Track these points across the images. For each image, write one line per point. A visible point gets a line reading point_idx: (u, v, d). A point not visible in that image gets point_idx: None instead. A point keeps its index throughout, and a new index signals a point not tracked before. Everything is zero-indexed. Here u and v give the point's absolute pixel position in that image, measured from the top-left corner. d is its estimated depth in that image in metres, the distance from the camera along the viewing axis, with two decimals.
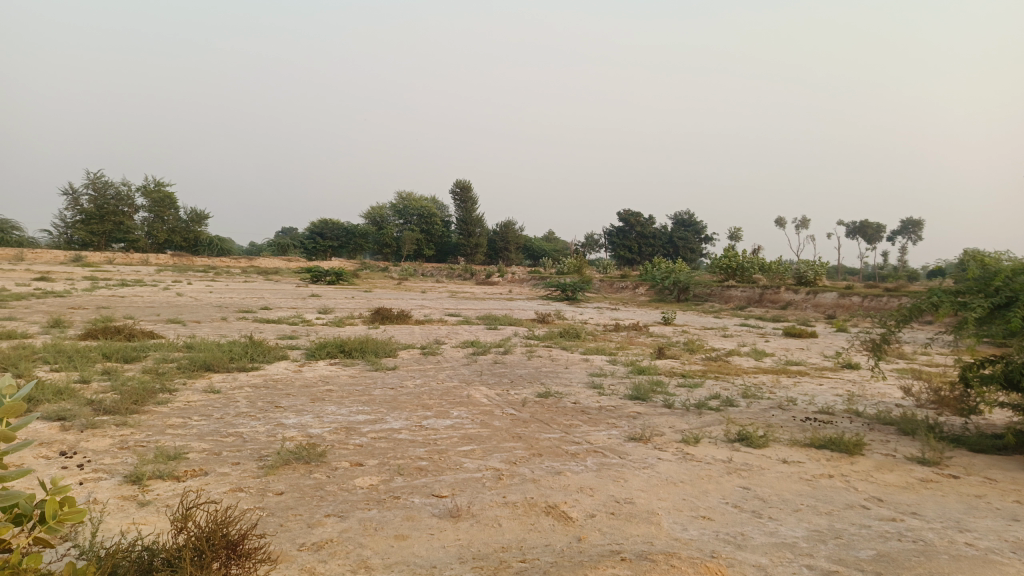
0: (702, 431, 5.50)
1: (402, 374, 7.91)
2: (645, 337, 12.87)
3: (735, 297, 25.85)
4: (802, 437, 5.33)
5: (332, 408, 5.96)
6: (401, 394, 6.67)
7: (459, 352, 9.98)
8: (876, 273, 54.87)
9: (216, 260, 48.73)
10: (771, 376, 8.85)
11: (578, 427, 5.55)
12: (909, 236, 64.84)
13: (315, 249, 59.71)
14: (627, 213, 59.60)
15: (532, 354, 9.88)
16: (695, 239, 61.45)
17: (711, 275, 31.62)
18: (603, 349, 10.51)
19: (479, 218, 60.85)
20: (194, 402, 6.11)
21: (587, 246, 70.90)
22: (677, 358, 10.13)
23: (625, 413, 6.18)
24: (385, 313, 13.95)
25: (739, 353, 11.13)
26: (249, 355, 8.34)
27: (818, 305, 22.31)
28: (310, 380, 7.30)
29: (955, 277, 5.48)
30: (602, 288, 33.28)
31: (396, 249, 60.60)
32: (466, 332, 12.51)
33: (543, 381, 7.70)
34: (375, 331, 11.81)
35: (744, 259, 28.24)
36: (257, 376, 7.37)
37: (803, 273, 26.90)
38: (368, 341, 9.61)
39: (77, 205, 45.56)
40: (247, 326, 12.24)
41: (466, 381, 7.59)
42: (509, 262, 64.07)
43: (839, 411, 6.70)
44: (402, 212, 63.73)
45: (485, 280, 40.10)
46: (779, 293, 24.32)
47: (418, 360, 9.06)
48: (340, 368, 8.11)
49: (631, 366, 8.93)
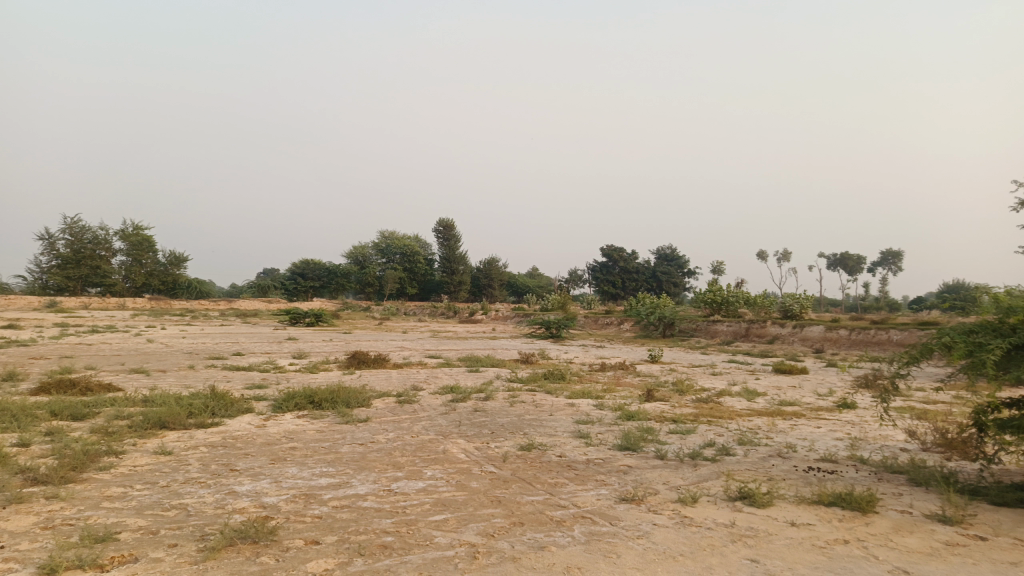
0: (699, 487, 5.01)
1: (375, 426, 7.36)
2: (632, 377, 12.41)
3: (721, 332, 25.54)
4: (809, 493, 4.86)
5: (293, 471, 5.42)
6: (372, 451, 6.14)
7: (437, 399, 9.47)
8: (858, 304, 55.04)
9: (194, 303, 47.89)
10: (767, 419, 8.39)
11: (562, 486, 5.05)
12: (889, 267, 65.42)
13: (296, 290, 59.06)
14: (610, 248, 59.68)
15: (515, 399, 9.38)
16: (679, 273, 61.58)
17: (696, 309, 31.42)
18: (589, 392, 10.01)
19: (462, 255, 60.58)
20: (140, 467, 5.53)
21: (570, 282, 70.72)
22: (667, 399, 9.67)
23: (615, 467, 5.70)
24: (362, 358, 13.39)
25: (730, 393, 10.70)
26: (210, 410, 7.76)
27: (805, 339, 22.01)
28: (273, 436, 6.75)
29: (966, 313, 5.11)
30: (587, 324, 32.90)
31: (378, 288, 60.06)
32: (446, 376, 11.99)
33: (526, 431, 7.19)
34: (350, 378, 11.25)
35: (729, 294, 28.00)
36: (216, 434, 6.81)
37: (788, 306, 26.69)
38: (340, 390, 9.06)
39: (53, 250, 44.77)
40: (216, 375, 11.63)
41: (443, 433, 7.06)
42: (493, 299, 63.63)
43: (843, 458, 6.25)
44: (384, 250, 63.32)
45: (468, 318, 39.64)
46: (765, 327, 24.06)
47: (394, 410, 8.51)
48: (308, 422, 7.54)
49: (619, 411, 8.45)
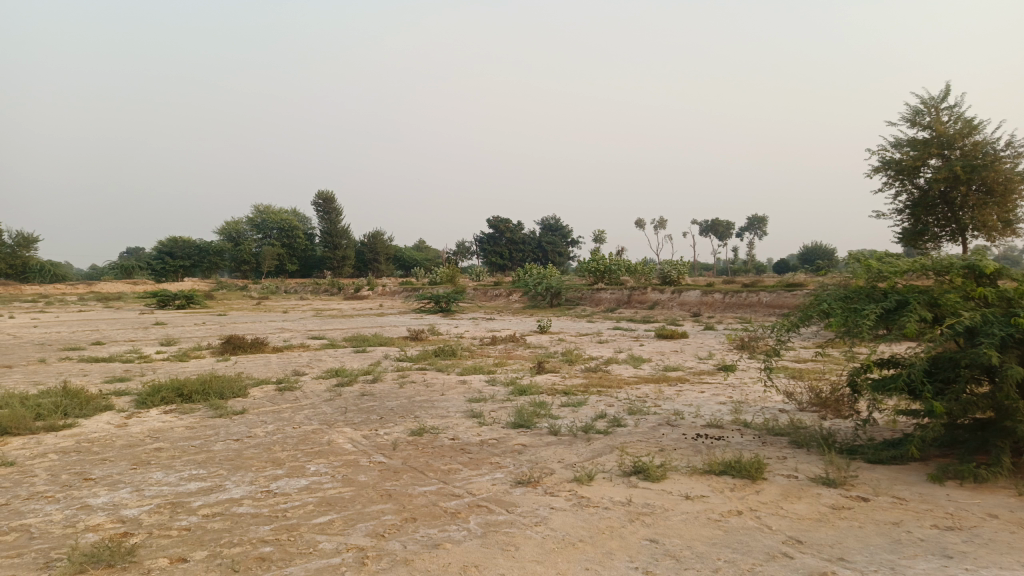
0: (594, 464, 4.94)
1: (252, 419, 6.87)
2: (522, 349, 12.37)
3: (605, 299, 26.13)
4: (701, 462, 4.90)
5: (159, 477, 4.90)
6: (249, 448, 5.68)
7: (321, 384, 9.00)
8: (729, 268, 58.10)
9: (49, 288, 44.00)
10: (653, 386, 8.53)
11: (455, 473, 4.83)
12: (755, 232, 69.43)
13: (165, 270, 55.46)
14: (496, 219, 59.81)
15: (403, 379, 9.08)
16: (563, 243, 62.68)
17: (581, 278, 32.02)
18: (480, 368, 9.85)
19: (345, 229, 58.85)
20: None
21: (456, 254, 70.44)
22: (558, 371, 9.66)
23: (509, 446, 5.55)
24: (238, 343, 12.61)
25: (617, 361, 10.85)
26: (62, 410, 6.97)
27: (683, 304, 22.88)
28: (136, 437, 6.13)
29: (840, 280, 5.30)
30: (475, 296, 32.83)
31: (255, 266, 57.39)
32: (330, 358, 11.48)
33: (416, 414, 6.93)
34: (225, 366, 10.53)
35: (611, 262, 28.65)
36: (68, 438, 6.09)
37: (667, 273, 27.65)
38: (212, 380, 8.42)
39: None
40: (70, 369, 10.56)
41: (328, 422, 6.68)
42: (378, 273, 62.37)
43: (728, 423, 6.41)
44: (260, 226, 60.55)
45: (354, 294, 38.64)
46: (646, 293, 24.81)
47: (273, 398, 8.00)
48: (177, 418, 6.92)
49: (510, 386, 8.32)
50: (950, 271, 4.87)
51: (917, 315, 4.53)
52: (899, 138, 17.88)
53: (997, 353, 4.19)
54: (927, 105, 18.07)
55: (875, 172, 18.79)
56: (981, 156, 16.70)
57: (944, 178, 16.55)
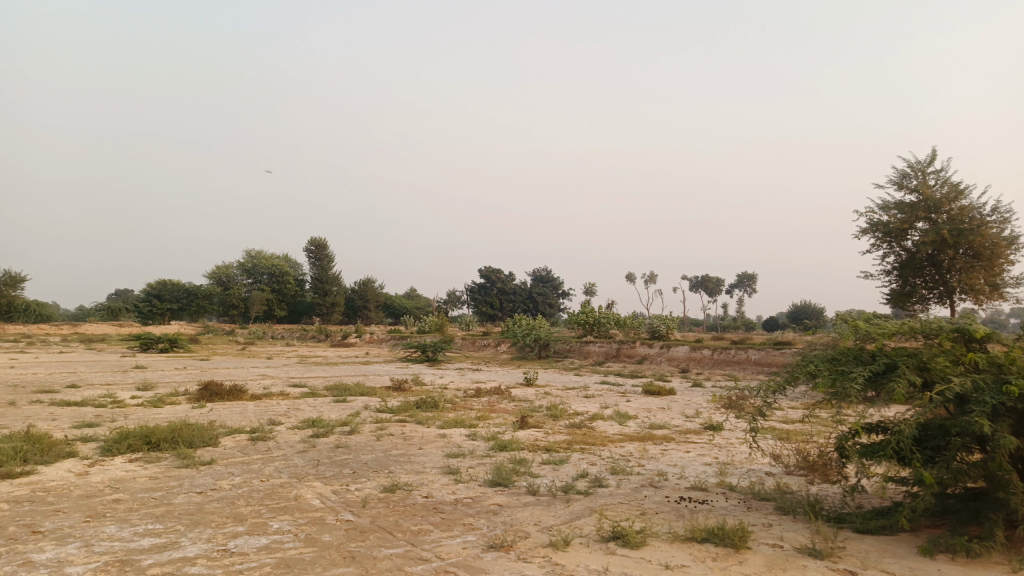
0: (571, 528, 4.72)
1: (219, 471, 6.60)
2: (506, 402, 12.13)
3: (593, 353, 25.93)
4: (682, 528, 4.69)
5: (112, 531, 4.64)
6: (211, 502, 5.43)
7: (296, 434, 8.73)
8: (719, 324, 58.18)
9: (32, 328, 43.46)
10: (637, 445, 8.32)
11: (425, 534, 4.60)
12: (745, 289, 69.76)
13: (151, 312, 54.97)
14: (487, 270, 59.86)
15: (381, 432, 8.82)
16: (553, 295, 62.72)
17: (569, 330, 31.87)
18: (461, 421, 9.60)
19: (335, 276, 58.73)
20: None
21: (446, 303, 70.29)
22: (540, 426, 9.43)
23: (484, 506, 5.33)
24: (216, 389, 12.32)
25: (603, 417, 10.64)
26: (21, 456, 6.69)
27: (672, 359, 22.71)
28: (95, 487, 5.85)
29: (828, 341, 5.18)
30: (463, 346, 32.58)
31: (243, 310, 56.98)
32: (309, 407, 11.21)
33: (391, 468, 6.69)
34: (200, 413, 10.24)
35: (601, 315, 28.55)
36: (23, 486, 5.82)
37: (656, 327, 27.55)
38: (183, 428, 8.16)
39: None
40: (39, 412, 10.24)
41: (298, 475, 6.42)
42: (367, 321, 62.04)
43: (712, 486, 6.21)
44: (250, 271, 60.36)
45: (341, 342, 38.30)
46: (635, 347, 24.66)
47: (245, 448, 7.73)
48: (141, 468, 6.66)
49: (491, 441, 8.09)
50: (939, 334, 4.77)
51: (907, 379, 4.40)
52: (886, 201, 18.05)
53: (989, 423, 4.06)
54: (913, 169, 18.31)
55: (863, 233, 18.92)
56: (967, 220, 16.85)
57: (931, 241, 16.65)
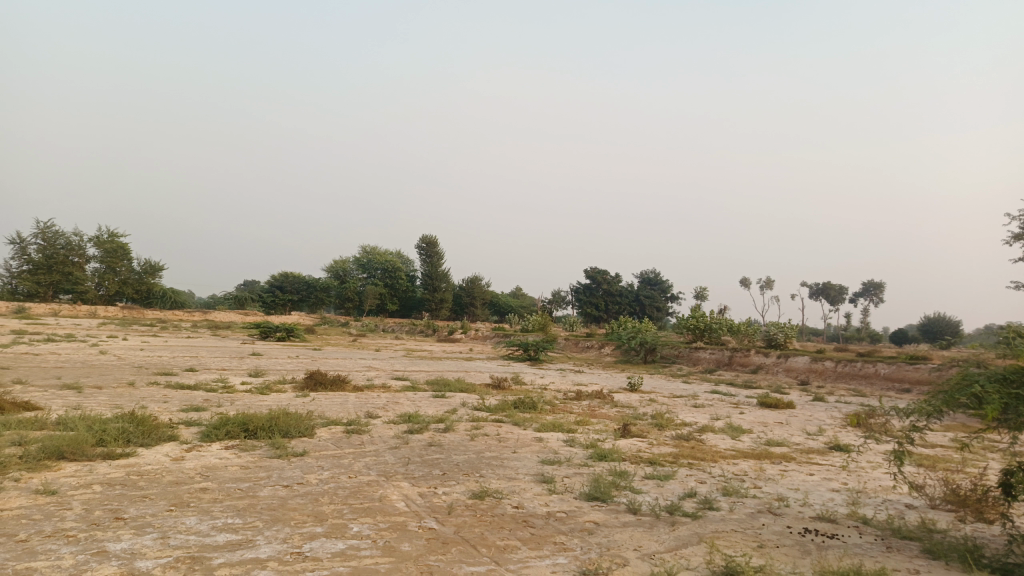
0: (676, 558, 4.15)
1: (309, 463, 6.45)
2: (609, 408, 11.54)
3: (703, 359, 24.74)
4: (810, 569, 4.01)
5: (192, 522, 4.49)
6: (295, 497, 5.22)
7: (391, 429, 8.54)
8: (841, 334, 54.79)
9: (168, 313, 46.69)
10: (753, 463, 7.56)
11: (511, 551, 4.16)
12: (871, 298, 65.25)
13: (273, 303, 57.88)
14: (595, 270, 58.96)
15: (477, 431, 8.48)
16: (662, 298, 61.09)
17: (679, 335, 30.71)
18: (560, 425, 9.11)
19: (445, 273, 59.70)
20: (11, 509, 4.56)
21: (552, 303, 69.86)
22: (645, 436, 8.80)
23: (579, 523, 4.83)
24: (319, 379, 12.43)
25: (713, 429, 9.87)
26: (125, 437, 6.81)
27: (790, 370, 21.26)
28: (187, 474, 5.81)
29: (994, 356, 4.34)
30: (567, 346, 32.10)
31: (357, 304, 58.92)
32: (407, 401, 11.06)
33: (482, 472, 6.31)
34: (301, 402, 10.30)
35: (712, 320, 27.23)
36: (121, 468, 5.85)
37: (773, 335, 25.98)
38: (280, 417, 8.14)
39: (25, 254, 43.73)
40: (154, 394, 10.62)
41: (386, 474, 6.15)
42: (474, 318, 62.65)
43: (842, 517, 5.44)
44: (365, 266, 62.36)
45: (447, 337, 38.76)
46: (749, 355, 23.33)
47: (338, 441, 7.58)
48: (235, 456, 6.61)
49: (590, 449, 7.56)
50: None
51: None
52: None
53: None
54: None
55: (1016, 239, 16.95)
56: None
57: None
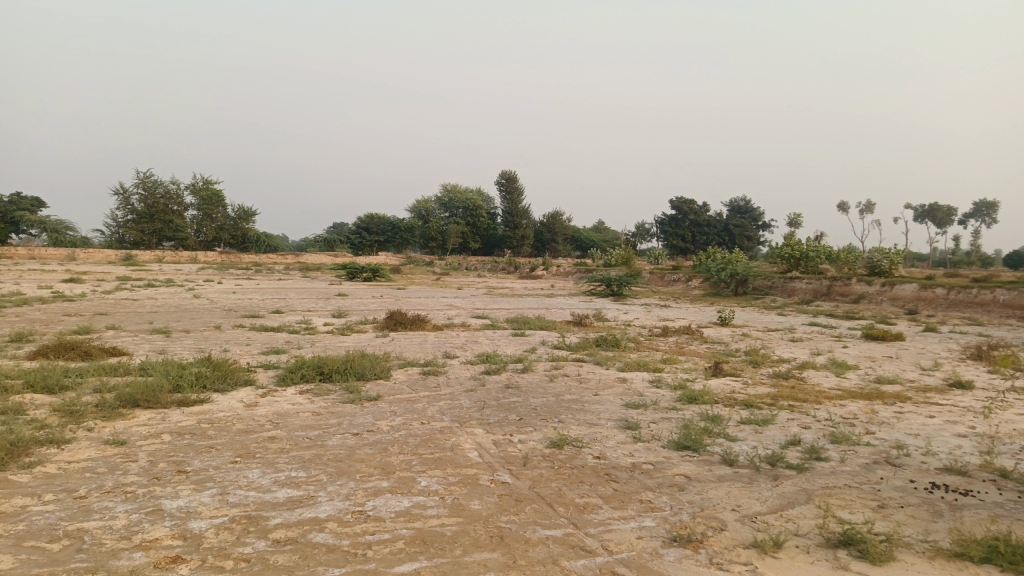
0: (782, 522, 3.61)
1: (381, 408, 6.19)
2: (697, 344, 10.90)
3: (799, 290, 23.41)
4: (945, 537, 3.39)
5: (254, 476, 4.27)
6: (363, 447, 4.95)
7: (468, 370, 8.23)
8: (950, 259, 51.09)
9: (262, 257, 48.27)
10: (862, 404, 6.83)
11: (592, 512, 3.73)
12: (984, 219, 60.51)
13: (361, 244, 59.04)
14: (680, 200, 56.82)
15: (556, 372, 8.07)
16: (753, 227, 58.52)
17: (772, 264, 29.20)
18: (645, 364, 8.58)
19: (525, 209, 59.09)
20: (77, 462, 4.45)
21: (636, 235, 68.25)
22: (738, 374, 8.16)
23: (668, 477, 4.34)
24: (399, 319, 12.28)
25: (814, 366, 9.10)
26: (201, 383, 6.77)
27: (895, 299, 19.80)
28: (256, 421, 5.65)
29: None
30: (652, 280, 31.15)
31: (441, 242, 59.27)
32: (487, 340, 10.76)
33: (561, 417, 5.89)
34: (379, 343, 10.15)
35: (809, 248, 25.63)
36: (194, 416, 5.77)
37: (877, 262, 24.22)
38: (356, 359, 7.96)
39: (128, 204, 45.89)
40: (238, 337, 10.72)
41: (460, 420, 5.81)
42: (557, 253, 61.91)
43: (975, 468, 4.73)
44: (446, 204, 62.42)
45: (530, 273, 38.43)
46: (850, 285, 21.86)
47: (413, 384, 7.33)
48: (308, 401, 6.45)
49: (679, 390, 7.02)
50: None
51: None
52: None
53: None
54: None
55: None
56: None
57: None
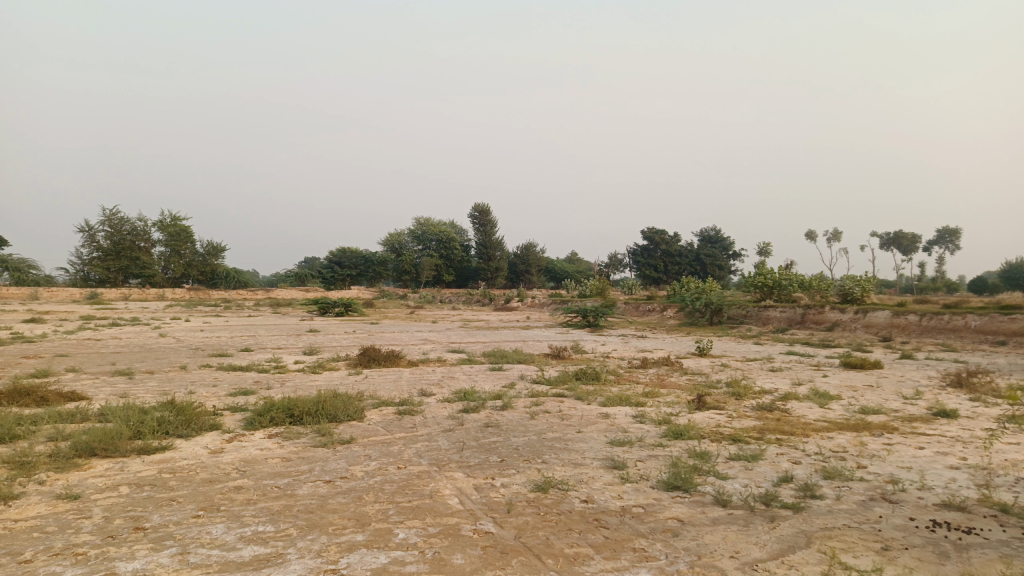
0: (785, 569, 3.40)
1: (355, 452, 5.90)
2: (678, 376, 10.73)
3: (773, 318, 23.49)
4: None
5: (218, 532, 3.96)
6: (336, 496, 4.65)
7: (445, 408, 7.96)
8: (915, 285, 51.97)
9: (232, 293, 47.50)
10: (850, 436, 6.69)
11: (584, 564, 3.49)
12: (947, 246, 61.83)
13: (333, 279, 58.47)
14: (651, 230, 57.30)
15: (536, 408, 7.83)
16: (724, 256, 59.12)
17: (745, 293, 29.36)
18: (627, 398, 8.37)
19: (498, 241, 59.12)
20: (24, 521, 4.10)
21: (609, 266, 68.57)
22: (722, 407, 7.99)
23: (660, 522, 4.11)
24: (373, 356, 11.96)
25: (797, 397, 8.97)
26: (163, 429, 6.41)
27: (869, 327, 19.92)
28: (222, 470, 5.32)
29: None
30: (627, 311, 31.14)
31: (414, 276, 58.94)
32: (463, 376, 10.49)
33: (544, 458, 5.64)
34: (352, 381, 9.83)
35: (782, 276, 25.81)
36: (155, 465, 5.43)
37: (848, 290, 24.43)
38: (329, 399, 7.65)
39: (94, 242, 44.99)
40: (205, 377, 10.32)
41: (439, 463, 5.54)
42: (530, 285, 61.84)
43: (974, 503, 4.58)
44: (419, 237, 62.24)
45: (504, 305, 38.25)
46: (824, 313, 21.98)
47: (388, 424, 7.04)
48: (278, 446, 6.14)
49: (663, 425, 6.83)
50: None
51: None
52: None
53: None
54: None
55: None
56: None
57: None
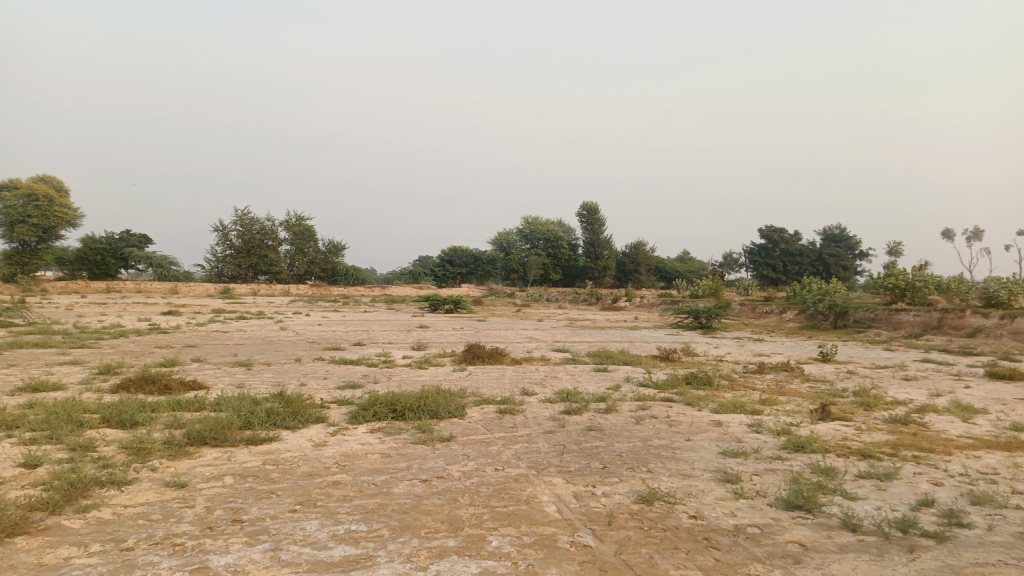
0: None
1: (453, 451, 5.77)
2: (799, 382, 10.03)
3: (905, 323, 21.77)
4: None
5: (312, 529, 3.90)
6: (431, 496, 4.52)
7: (547, 409, 7.72)
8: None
9: (350, 290, 49.37)
10: (1002, 456, 5.92)
11: None
12: None
13: (445, 277, 59.69)
14: (769, 229, 54.89)
15: (643, 413, 7.46)
16: (849, 256, 55.74)
17: (873, 295, 27.43)
18: (742, 405, 7.84)
19: (608, 240, 58.39)
20: (132, 508, 4.20)
21: (723, 266, 66.22)
22: (849, 418, 7.31)
23: (779, 546, 3.70)
24: (478, 353, 11.91)
25: (936, 409, 8.13)
26: (271, 420, 6.53)
27: (1018, 334, 18.03)
28: (322, 464, 5.33)
29: None
30: (743, 312, 29.84)
31: (523, 274, 59.21)
32: (568, 376, 10.22)
33: (649, 467, 5.29)
34: (456, 378, 9.80)
35: (916, 278, 23.86)
36: (261, 456, 5.51)
37: (994, 293, 22.28)
38: (431, 396, 7.59)
39: (227, 240, 47.99)
40: (316, 370, 10.59)
41: (538, 466, 5.32)
42: (640, 285, 60.63)
43: None
44: (528, 236, 62.49)
45: (613, 305, 37.67)
46: (964, 317, 20.12)
47: (488, 423, 6.89)
48: (379, 441, 6.11)
49: (782, 436, 6.30)
50: None
51: None
52: None
53: None
54: None
55: None
56: None
57: None
